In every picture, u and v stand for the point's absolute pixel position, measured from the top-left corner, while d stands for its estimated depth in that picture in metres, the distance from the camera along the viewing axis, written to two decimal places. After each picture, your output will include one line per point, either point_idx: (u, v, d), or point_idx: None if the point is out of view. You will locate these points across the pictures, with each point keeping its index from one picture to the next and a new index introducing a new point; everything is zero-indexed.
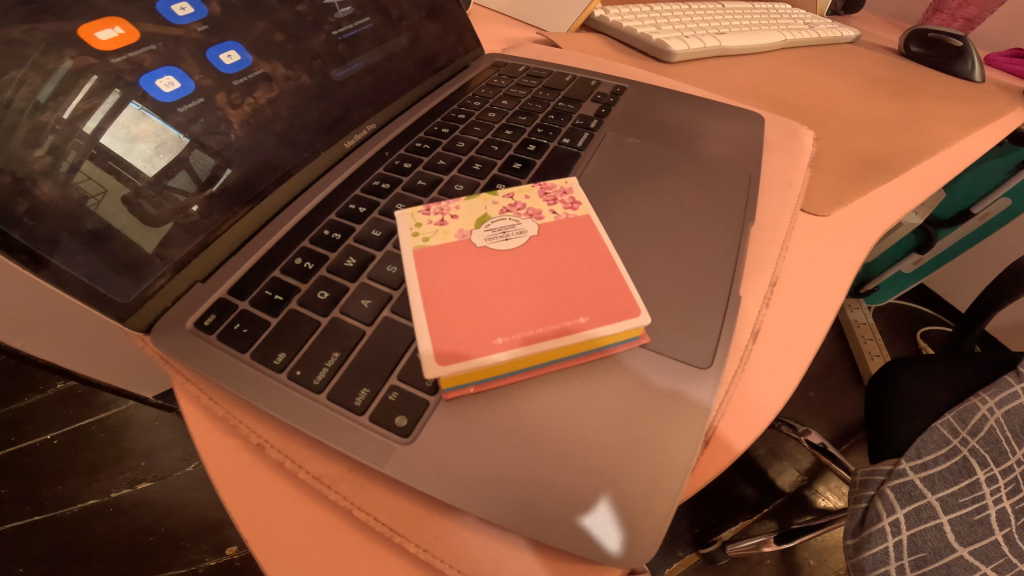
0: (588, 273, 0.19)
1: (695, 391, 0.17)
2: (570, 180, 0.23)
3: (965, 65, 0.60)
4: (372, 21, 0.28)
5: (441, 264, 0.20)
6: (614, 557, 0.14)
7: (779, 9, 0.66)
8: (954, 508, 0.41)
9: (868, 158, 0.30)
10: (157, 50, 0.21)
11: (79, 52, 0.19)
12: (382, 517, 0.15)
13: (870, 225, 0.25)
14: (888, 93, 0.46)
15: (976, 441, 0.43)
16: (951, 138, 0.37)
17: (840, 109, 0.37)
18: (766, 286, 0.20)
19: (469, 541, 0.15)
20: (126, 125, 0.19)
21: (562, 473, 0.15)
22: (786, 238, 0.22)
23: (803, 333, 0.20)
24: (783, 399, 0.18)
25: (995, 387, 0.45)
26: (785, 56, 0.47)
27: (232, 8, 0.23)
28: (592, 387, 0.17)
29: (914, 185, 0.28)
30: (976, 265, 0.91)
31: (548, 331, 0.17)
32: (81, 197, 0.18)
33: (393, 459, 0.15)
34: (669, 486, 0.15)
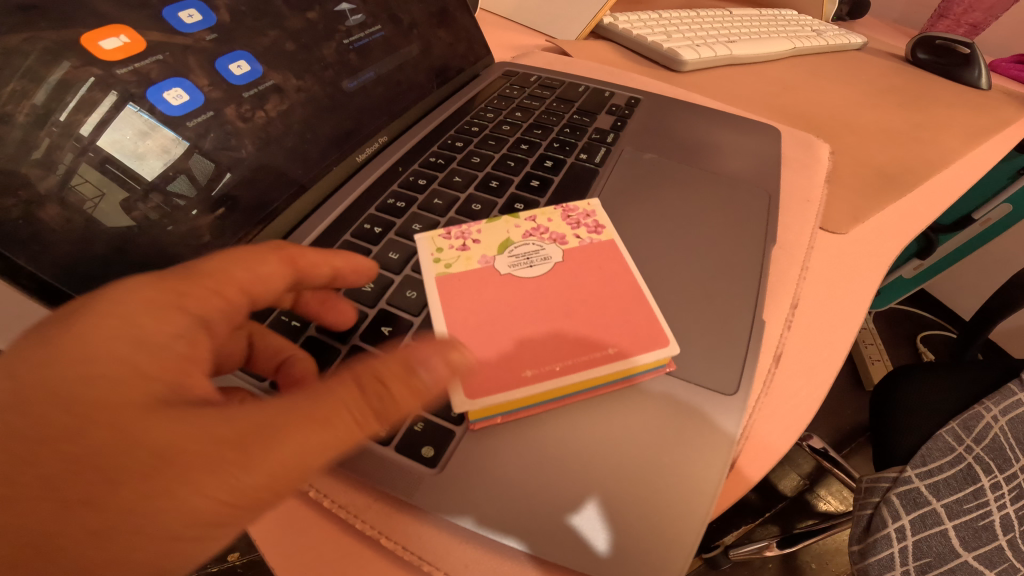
0: (612, 301, 0.19)
1: (715, 417, 0.17)
2: (592, 203, 0.23)
3: (971, 72, 0.60)
4: (383, 29, 0.28)
5: (464, 291, 0.20)
6: (603, 557, 0.14)
7: (785, 16, 0.66)
8: (958, 514, 0.40)
9: (882, 170, 0.29)
10: (164, 60, 0.20)
11: (82, 62, 0.18)
12: (411, 545, 0.15)
13: (888, 242, 0.24)
14: (897, 101, 0.46)
15: (980, 449, 0.43)
16: (962, 149, 0.37)
17: (852, 119, 0.36)
18: (787, 310, 0.20)
19: (453, 548, 0.15)
20: (124, 126, 0.19)
21: (553, 475, 0.15)
22: (807, 257, 0.22)
23: (822, 357, 0.20)
24: (802, 424, 0.18)
25: (999, 394, 0.45)
26: (794, 65, 0.47)
27: (241, 16, 0.23)
28: (616, 412, 0.17)
29: (929, 198, 0.28)
30: (978, 272, 0.90)
31: (575, 364, 0.17)
32: (78, 200, 0.17)
33: (421, 489, 0.15)
34: (663, 490, 0.15)
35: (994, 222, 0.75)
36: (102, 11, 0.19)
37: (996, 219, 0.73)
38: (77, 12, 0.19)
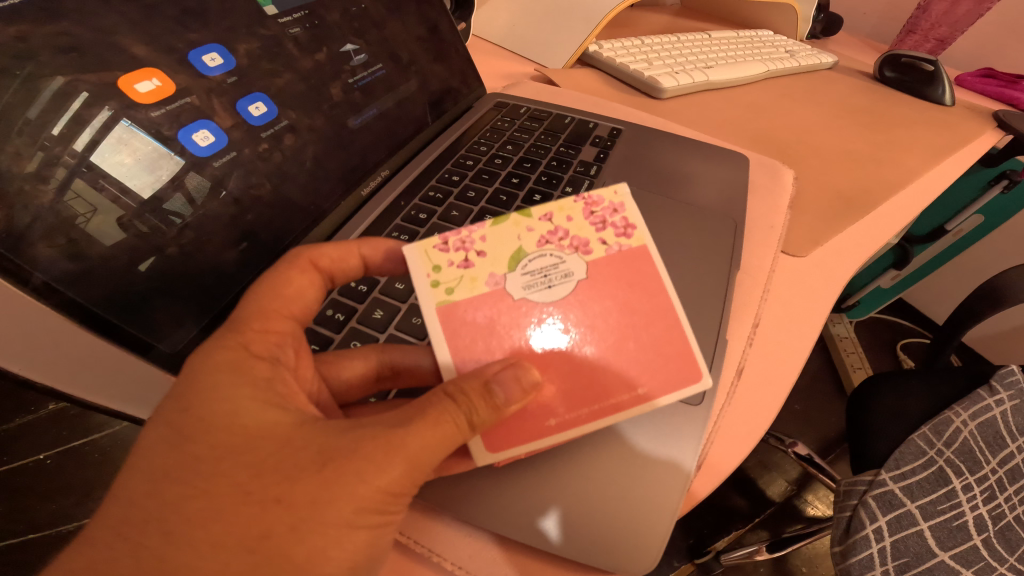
0: (641, 323, 0.22)
1: (664, 439, 0.20)
2: (619, 193, 0.24)
3: (935, 89, 0.64)
4: (384, 68, 0.30)
5: (468, 318, 0.21)
6: (561, 551, 0.19)
7: (761, 37, 0.70)
8: (932, 515, 0.46)
9: (844, 196, 0.32)
10: (191, 103, 0.23)
11: (120, 104, 0.21)
12: (422, 540, 0.20)
13: (842, 264, 0.27)
14: (862, 123, 0.49)
15: (950, 452, 0.49)
16: (920, 170, 0.40)
17: (819, 144, 0.39)
18: (748, 331, 0.23)
19: (456, 540, 0.20)
20: (118, 140, 0.20)
21: (526, 488, 0.20)
22: (767, 282, 0.25)
23: (777, 372, 0.23)
24: (755, 438, 0.21)
25: (969, 402, 0.52)
26: (765, 88, 0.50)
27: (257, 59, 0.25)
28: (593, 432, 0.21)
29: (886, 222, 0.31)
30: (952, 278, 0.94)
31: (608, 407, 0.20)
32: (72, 214, 0.19)
33: (432, 488, 0.20)
34: (610, 500, 0.19)
35: (965, 233, 0.80)
36: (137, 56, 0.21)
37: (968, 230, 0.78)
38: (113, 57, 0.21)
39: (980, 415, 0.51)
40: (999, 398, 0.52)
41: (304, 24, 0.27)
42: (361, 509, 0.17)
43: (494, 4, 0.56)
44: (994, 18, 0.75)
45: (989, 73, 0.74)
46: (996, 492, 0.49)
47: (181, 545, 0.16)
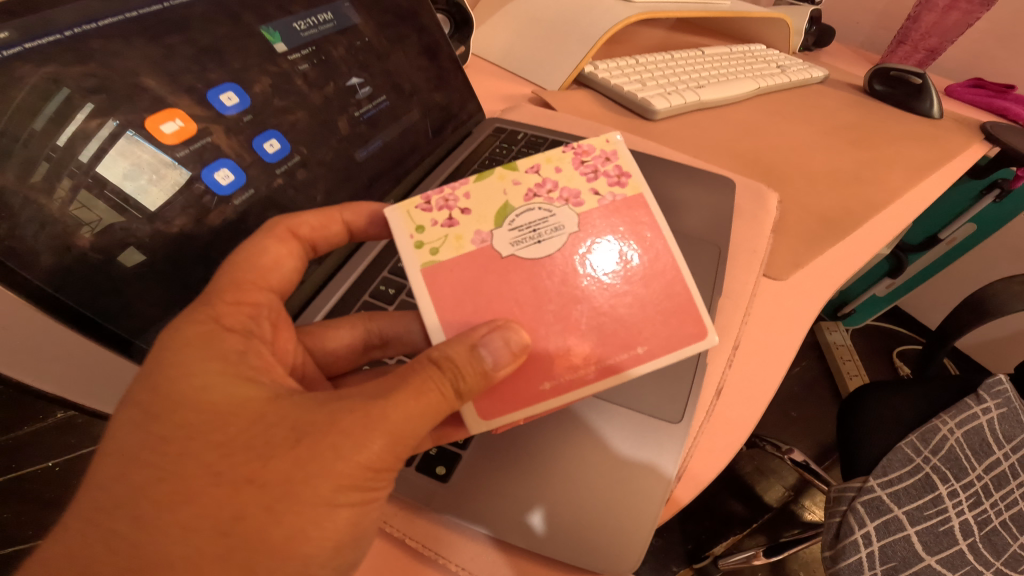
0: (643, 281, 0.25)
1: (648, 451, 0.23)
2: (608, 142, 0.27)
3: (924, 103, 0.66)
4: (387, 100, 0.33)
5: (451, 277, 0.24)
6: (545, 547, 0.22)
7: (754, 51, 0.71)
8: (919, 521, 0.49)
9: (827, 219, 0.34)
10: (211, 142, 0.26)
11: (133, 134, 0.24)
12: (424, 542, 0.23)
13: (820, 287, 0.29)
14: (849, 139, 0.50)
15: (936, 459, 0.52)
16: (903, 188, 0.42)
17: (807, 164, 0.41)
18: (729, 353, 0.26)
19: (459, 543, 0.23)
20: (121, 150, 0.24)
21: (518, 491, 0.23)
22: (748, 306, 0.27)
23: (755, 392, 0.26)
24: (733, 451, 0.24)
25: (956, 411, 0.55)
26: (756, 106, 0.52)
27: (269, 98, 0.28)
28: (582, 444, 0.24)
29: (864, 245, 0.33)
30: (945, 285, 0.96)
31: (613, 365, 0.23)
32: (75, 221, 0.22)
33: (435, 498, 0.23)
34: (593, 505, 0.22)
35: (958, 244, 0.82)
36: (161, 97, 0.25)
37: (960, 239, 0.80)
38: (139, 100, 0.25)
39: (966, 423, 0.55)
40: (986, 407, 0.56)
41: (311, 60, 0.30)
42: (342, 484, 0.19)
43: (494, 23, 0.58)
44: (982, 31, 0.77)
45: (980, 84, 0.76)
46: (983, 498, 0.52)
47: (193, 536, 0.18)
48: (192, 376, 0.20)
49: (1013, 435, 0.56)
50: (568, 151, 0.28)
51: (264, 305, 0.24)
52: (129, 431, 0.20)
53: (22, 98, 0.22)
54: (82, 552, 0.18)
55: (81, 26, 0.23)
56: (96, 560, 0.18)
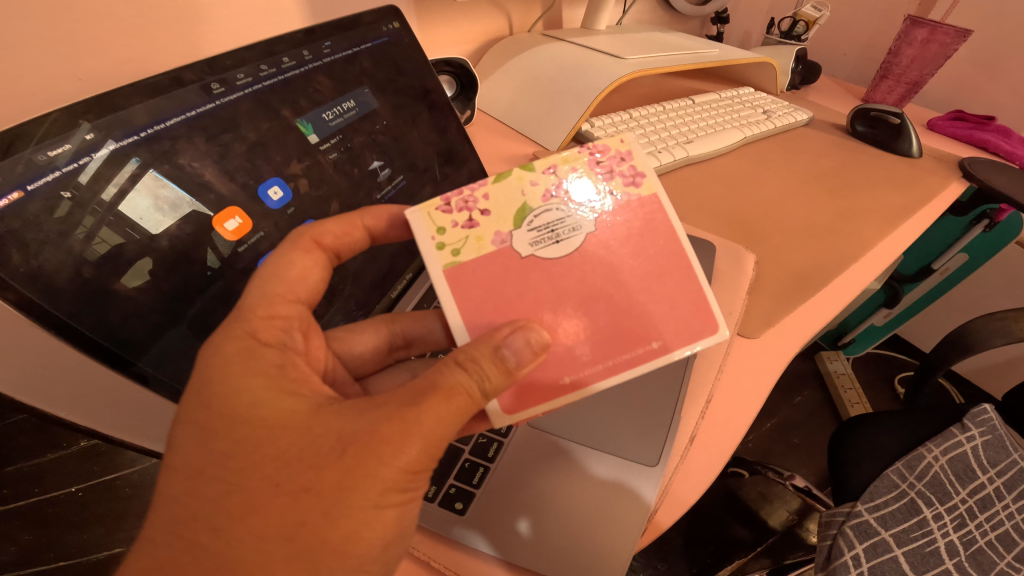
0: (653, 282, 0.31)
1: (631, 479, 0.31)
2: (622, 147, 0.33)
3: (903, 143, 0.70)
4: (404, 178, 0.42)
5: (470, 274, 0.30)
6: (530, 554, 0.29)
7: (743, 95, 0.76)
8: (905, 542, 0.54)
9: (800, 275, 0.40)
10: (264, 234, 0.35)
11: (183, 211, 0.31)
12: (441, 561, 0.29)
13: (785, 345, 0.37)
14: (831, 187, 0.54)
15: (921, 485, 0.58)
16: (878, 236, 0.46)
17: (786, 217, 0.47)
18: (700, 406, 0.34)
19: (474, 562, 0.29)
20: (143, 186, 0.30)
21: (519, 512, 0.30)
22: (720, 366, 0.36)
23: (721, 437, 0.33)
24: (705, 485, 0.32)
25: (940, 439, 0.62)
26: (741, 157, 0.57)
27: (309, 195, 0.37)
28: (573, 476, 0.31)
29: (831, 299, 0.39)
30: (939, 315, 1.20)
31: (633, 356, 0.30)
32: (95, 253, 0.28)
33: (455, 527, 0.30)
34: (579, 526, 0.29)
35: (951, 274, 1.04)
36: (221, 193, 0.33)
37: (952, 270, 1.02)
38: (205, 195, 0.32)
39: (951, 450, 0.61)
40: (970, 435, 0.62)
41: (339, 147, 0.39)
42: (387, 488, 0.25)
43: (497, 79, 0.65)
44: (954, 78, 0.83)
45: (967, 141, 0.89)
46: (967, 520, 0.57)
47: (252, 533, 0.24)
48: (243, 396, 0.26)
49: (999, 461, 0.61)
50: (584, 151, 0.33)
51: (294, 317, 0.30)
52: (198, 446, 0.25)
53: (117, 187, 0.29)
54: (169, 560, 0.24)
55: (154, 126, 0.30)
56: (181, 559, 0.24)
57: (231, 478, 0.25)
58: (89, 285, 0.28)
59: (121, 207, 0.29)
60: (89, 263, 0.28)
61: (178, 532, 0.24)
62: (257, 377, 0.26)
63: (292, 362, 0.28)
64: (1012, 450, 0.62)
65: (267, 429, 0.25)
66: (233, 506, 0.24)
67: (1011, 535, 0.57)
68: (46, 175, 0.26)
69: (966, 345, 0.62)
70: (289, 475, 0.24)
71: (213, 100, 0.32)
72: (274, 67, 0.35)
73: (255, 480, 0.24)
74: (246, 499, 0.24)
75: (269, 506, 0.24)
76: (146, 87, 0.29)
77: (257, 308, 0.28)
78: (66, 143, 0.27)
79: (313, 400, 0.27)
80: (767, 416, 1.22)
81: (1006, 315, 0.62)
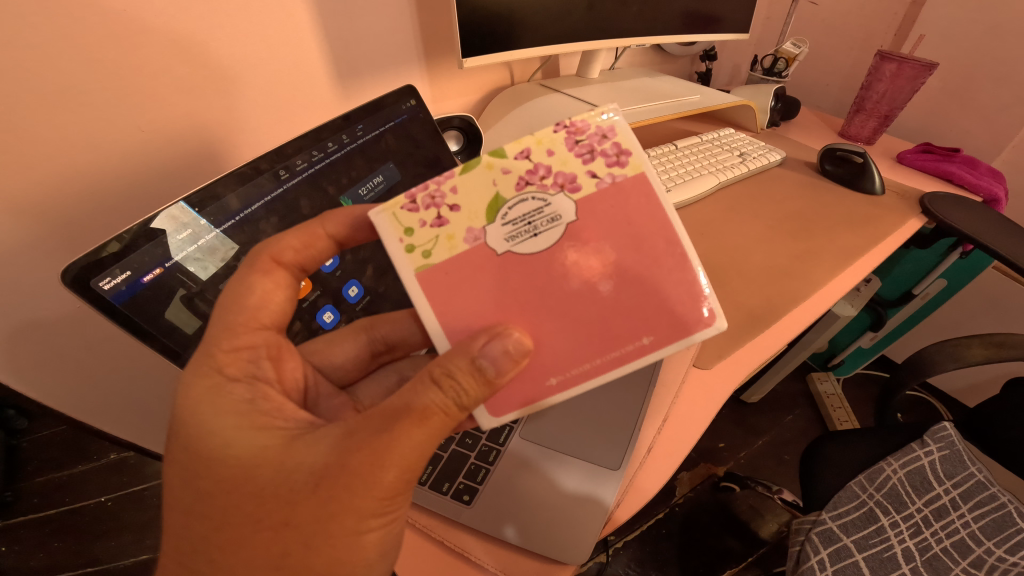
0: (641, 282, 0.37)
1: (597, 481, 0.39)
2: (597, 124, 0.38)
3: (868, 181, 0.77)
4: None
5: (444, 276, 0.37)
6: (519, 543, 0.37)
7: (723, 137, 0.84)
8: (865, 548, 0.61)
9: (753, 313, 0.50)
10: (319, 291, 0.49)
11: (216, 241, 0.41)
12: (447, 538, 0.39)
13: (726, 375, 0.47)
14: (793, 229, 0.62)
15: (878, 495, 0.66)
16: (827, 278, 0.55)
17: (746, 261, 0.56)
18: (657, 424, 0.43)
19: (471, 541, 0.38)
20: (178, 221, 0.39)
21: (511, 508, 0.39)
22: (676, 391, 0.45)
23: (674, 448, 0.43)
24: (659, 484, 0.41)
25: (901, 453, 0.69)
26: (713, 204, 0.66)
27: (353, 261, 0.51)
28: (552, 479, 0.40)
29: (777, 334, 0.49)
30: (922, 335, 1.32)
31: (619, 353, 0.36)
32: (140, 274, 0.37)
33: (464, 515, 0.39)
34: (557, 520, 0.38)
35: (932, 295, 1.10)
36: None
37: (933, 292, 1.07)
38: None
39: (910, 464, 0.68)
40: (929, 450, 0.69)
41: None
42: (365, 515, 0.33)
43: (498, 129, 0.73)
44: (920, 126, 0.93)
45: (940, 173, 0.96)
46: (923, 528, 0.64)
47: (247, 536, 0.32)
48: (216, 436, 0.34)
49: (955, 474, 0.67)
50: (561, 129, 0.37)
51: (259, 345, 0.38)
52: (191, 480, 0.34)
53: (203, 251, 0.40)
54: (189, 546, 0.34)
55: (243, 210, 0.42)
56: (201, 545, 0.33)
57: (231, 497, 0.33)
58: (141, 299, 0.37)
59: (188, 254, 0.39)
60: (148, 287, 0.38)
61: (184, 562, 0.34)
62: (232, 417, 0.34)
63: (263, 402, 0.36)
64: (970, 464, 0.68)
65: (258, 459, 0.33)
66: (232, 523, 0.33)
67: (966, 543, 0.62)
68: (162, 256, 0.38)
69: (922, 368, 0.69)
70: (275, 497, 0.32)
71: (281, 183, 0.44)
72: (322, 151, 0.45)
73: (239, 516, 0.33)
74: (235, 536, 0.32)
75: (259, 520, 0.32)
76: (236, 179, 0.41)
77: (221, 343, 0.36)
78: (186, 228, 0.39)
79: (275, 429, 0.35)
80: (758, 433, 1.28)
81: (959, 342, 0.70)
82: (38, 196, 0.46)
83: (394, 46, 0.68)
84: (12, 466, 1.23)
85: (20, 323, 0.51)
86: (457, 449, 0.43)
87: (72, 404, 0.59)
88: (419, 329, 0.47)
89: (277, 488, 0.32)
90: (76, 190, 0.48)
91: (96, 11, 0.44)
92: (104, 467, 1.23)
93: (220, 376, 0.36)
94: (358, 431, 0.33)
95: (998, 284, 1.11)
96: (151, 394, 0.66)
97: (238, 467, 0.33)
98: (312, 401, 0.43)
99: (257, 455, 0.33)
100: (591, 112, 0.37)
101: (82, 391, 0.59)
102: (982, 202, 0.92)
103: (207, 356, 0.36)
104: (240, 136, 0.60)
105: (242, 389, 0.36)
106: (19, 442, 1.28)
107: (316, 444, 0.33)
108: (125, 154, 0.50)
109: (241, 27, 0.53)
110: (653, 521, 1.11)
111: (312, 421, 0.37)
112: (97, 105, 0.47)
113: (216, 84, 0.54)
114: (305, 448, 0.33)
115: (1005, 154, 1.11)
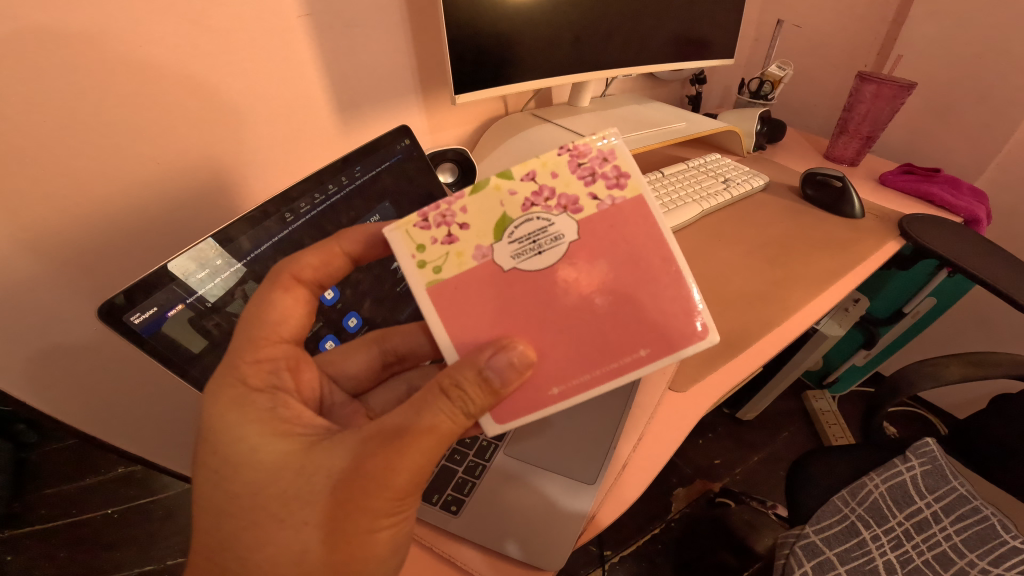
0: (640, 300, 0.39)
1: (575, 496, 0.42)
2: (600, 147, 0.40)
3: (848, 205, 0.80)
4: None
5: (452, 291, 0.39)
6: (510, 553, 0.40)
7: (709, 163, 0.87)
8: (846, 560, 0.64)
9: (730, 336, 0.53)
10: (321, 322, 0.52)
11: (231, 274, 0.45)
12: (431, 545, 0.41)
13: (704, 397, 0.49)
14: (774, 255, 0.65)
15: (860, 509, 0.69)
16: (805, 302, 0.58)
17: (728, 288, 0.59)
18: (634, 439, 0.46)
19: (461, 549, 0.41)
20: (203, 257, 0.43)
21: (502, 518, 0.42)
22: (653, 409, 0.48)
23: (652, 462, 0.45)
24: (634, 495, 0.43)
25: (883, 469, 0.72)
26: (698, 232, 0.69)
27: (355, 294, 0.55)
28: (539, 494, 0.43)
29: (754, 357, 0.52)
30: (914, 351, 1.34)
31: (622, 364, 0.39)
32: (165, 304, 0.41)
33: (451, 524, 0.42)
34: (547, 530, 0.41)
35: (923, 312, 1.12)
36: None
37: (921, 310, 1.09)
38: None
39: (891, 479, 0.71)
40: (910, 465, 0.71)
41: None
42: (382, 511, 0.35)
43: (495, 157, 0.77)
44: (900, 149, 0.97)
45: (924, 194, 0.99)
46: (904, 540, 0.66)
47: (270, 533, 0.35)
48: (243, 442, 0.36)
49: (937, 488, 0.69)
50: (564, 153, 0.40)
51: (280, 356, 0.40)
52: (214, 485, 0.37)
53: (219, 282, 0.44)
54: (215, 540, 0.36)
55: (255, 249, 0.46)
56: (223, 542, 0.36)
57: (253, 499, 0.35)
58: (162, 326, 0.41)
59: (208, 284, 0.43)
60: (170, 316, 0.41)
61: (210, 559, 0.36)
62: (255, 423, 0.37)
63: (283, 411, 0.38)
64: (952, 478, 0.70)
65: (281, 465, 0.36)
66: (255, 521, 0.35)
67: (948, 555, 0.64)
68: (187, 290, 0.42)
69: (903, 387, 0.72)
70: (295, 499, 0.35)
71: (287, 225, 0.47)
72: (323, 193, 0.49)
73: (263, 514, 0.35)
74: (258, 535, 0.35)
75: (281, 521, 0.35)
76: (246, 222, 0.45)
77: (246, 355, 0.39)
78: (205, 267, 0.43)
79: (295, 436, 0.37)
80: (754, 448, 1.30)
81: (939, 361, 0.72)
82: (60, 223, 0.49)
83: (393, 81, 0.71)
84: (21, 479, 1.25)
85: (42, 347, 0.53)
86: (447, 464, 0.45)
87: (93, 426, 0.62)
88: (427, 342, 0.50)
89: (298, 490, 0.35)
90: (95, 216, 0.51)
91: (120, 53, 0.47)
92: (112, 482, 1.25)
93: (243, 387, 0.38)
94: (373, 437, 0.35)
95: (983, 300, 1.14)
96: (160, 414, 0.68)
97: (259, 472, 0.36)
98: (326, 409, 0.46)
99: (278, 461, 0.36)
100: (592, 137, 0.40)
101: (94, 413, 0.61)
102: (963, 222, 0.94)
103: (232, 367, 0.39)
104: (247, 165, 0.63)
105: (265, 398, 0.38)
106: (28, 455, 1.30)
107: (333, 450, 0.36)
108: (142, 182, 0.53)
109: (249, 66, 0.57)
110: (648, 537, 1.13)
111: (329, 427, 0.39)
112: (117, 139, 0.50)
113: (225, 118, 0.57)
114: (323, 452, 0.36)
115: (988, 174, 1.14)
